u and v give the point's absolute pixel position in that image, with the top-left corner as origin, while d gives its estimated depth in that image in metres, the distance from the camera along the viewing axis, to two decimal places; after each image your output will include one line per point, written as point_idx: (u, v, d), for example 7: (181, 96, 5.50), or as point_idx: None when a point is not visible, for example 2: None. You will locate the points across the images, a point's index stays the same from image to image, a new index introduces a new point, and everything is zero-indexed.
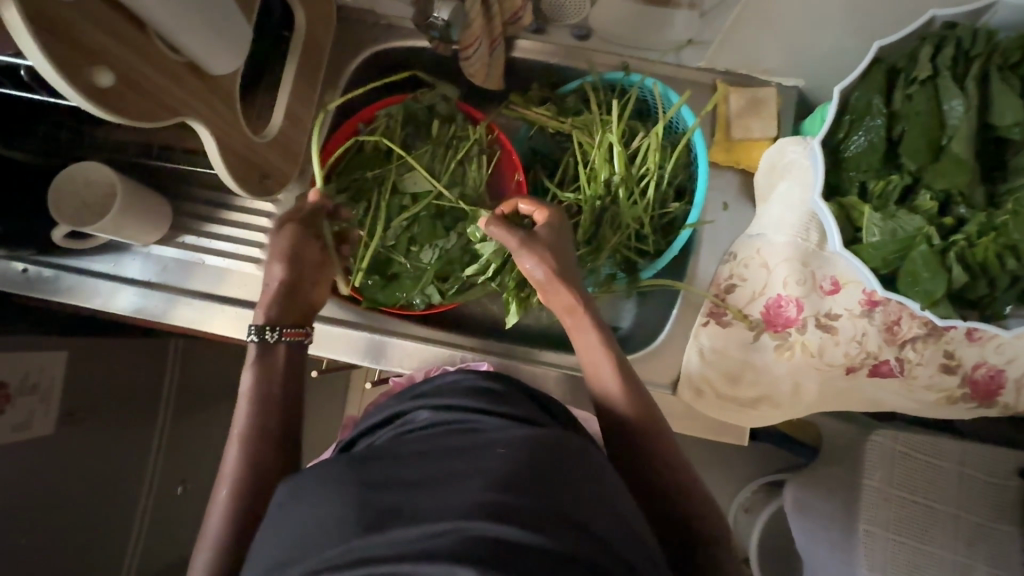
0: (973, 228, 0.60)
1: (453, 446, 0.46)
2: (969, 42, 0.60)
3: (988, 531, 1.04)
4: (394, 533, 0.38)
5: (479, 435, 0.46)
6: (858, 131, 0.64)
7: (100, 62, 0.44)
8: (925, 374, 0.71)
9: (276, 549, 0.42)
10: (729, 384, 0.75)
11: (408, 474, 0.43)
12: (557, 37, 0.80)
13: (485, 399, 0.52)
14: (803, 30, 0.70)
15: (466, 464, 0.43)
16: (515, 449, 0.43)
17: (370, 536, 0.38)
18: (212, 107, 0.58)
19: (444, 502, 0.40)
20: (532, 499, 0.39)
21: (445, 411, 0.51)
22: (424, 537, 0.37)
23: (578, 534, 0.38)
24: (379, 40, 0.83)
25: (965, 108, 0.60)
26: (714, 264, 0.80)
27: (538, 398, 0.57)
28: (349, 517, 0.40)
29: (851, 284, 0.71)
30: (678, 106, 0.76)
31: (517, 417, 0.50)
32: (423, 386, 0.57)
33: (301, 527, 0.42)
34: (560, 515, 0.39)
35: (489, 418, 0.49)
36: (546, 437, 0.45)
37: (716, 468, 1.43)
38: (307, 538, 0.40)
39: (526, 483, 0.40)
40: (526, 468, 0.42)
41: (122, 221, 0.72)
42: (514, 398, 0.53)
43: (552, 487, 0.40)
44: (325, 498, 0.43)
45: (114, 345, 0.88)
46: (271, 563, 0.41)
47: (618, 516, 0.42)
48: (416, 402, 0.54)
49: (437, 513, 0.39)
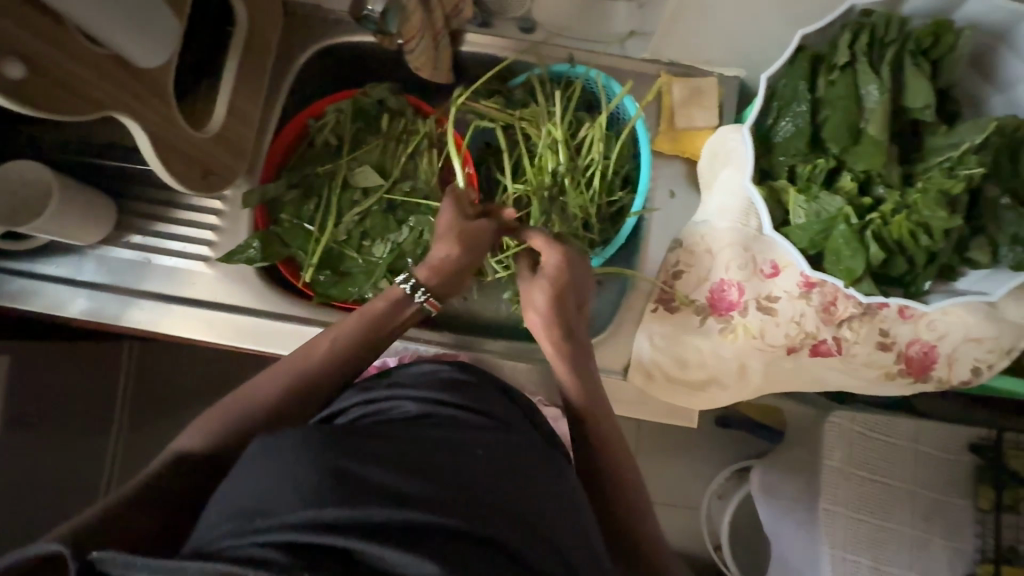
0: (887, 207, 0.62)
1: (435, 435, 0.47)
2: (883, 28, 0.63)
3: (939, 503, 1.09)
4: (372, 511, 0.39)
5: (460, 430, 0.49)
6: (785, 117, 0.66)
7: (11, 53, 0.43)
8: (863, 352, 0.74)
9: (237, 503, 0.42)
10: (677, 367, 0.77)
11: (391, 453, 0.43)
12: (504, 30, 0.83)
13: (466, 396, 0.54)
14: (737, 19, 0.72)
15: (449, 458, 0.44)
16: (493, 452, 0.46)
17: (344, 509, 0.39)
18: (143, 100, 0.57)
19: (424, 489, 0.41)
20: (504, 500, 0.42)
21: (427, 403, 0.53)
22: (399, 522, 0.39)
23: (535, 538, 0.41)
24: (325, 34, 0.83)
25: (881, 92, 0.62)
26: (663, 251, 0.81)
27: (506, 390, 0.58)
28: (321, 484, 0.40)
29: (789, 268, 0.73)
30: (620, 96, 0.78)
31: (496, 418, 0.52)
32: (403, 371, 0.58)
33: (266, 483, 0.41)
34: (524, 519, 0.42)
35: (467, 415, 0.51)
36: (523, 446, 0.49)
37: (686, 455, 1.45)
38: (275, 492, 0.40)
39: (498, 484, 0.43)
40: (501, 473, 0.45)
41: (59, 219, 0.71)
42: (492, 394, 0.55)
43: (522, 493, 0.44)
44: (298, 457, 0.42)
45: (62, 348, 0.86)
46: (230, 514, 0.41)
47: (575, 521, 0.45)
48: (394, 389, 0.54)
49: (413, 500, 0.40)
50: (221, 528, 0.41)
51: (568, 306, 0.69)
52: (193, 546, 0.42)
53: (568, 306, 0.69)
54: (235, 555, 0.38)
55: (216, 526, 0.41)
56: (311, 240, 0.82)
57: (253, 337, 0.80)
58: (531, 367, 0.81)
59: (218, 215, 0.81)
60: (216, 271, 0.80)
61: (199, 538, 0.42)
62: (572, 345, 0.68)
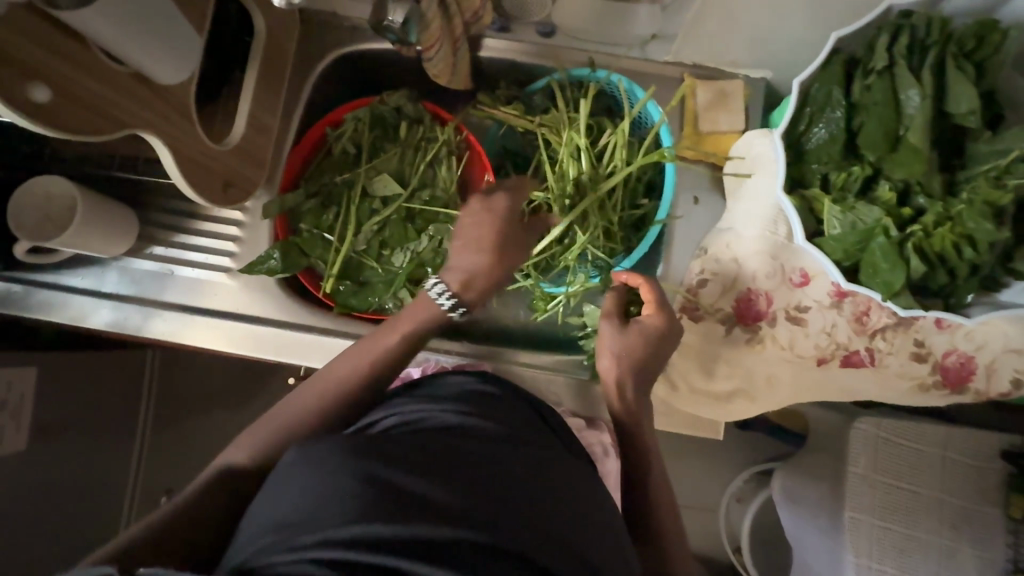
0: (930, 218, 0.60)
1: (472, 445, 0.46)
2: (923, 31, 0.60)
3: (970, 513, 1.06)
4: (421, 527, 0.38)
5: (493, 441, 0.47)
6: (817, 124, 0.64)
7: (37, 78, 0.43)
8: (896, 363, 0.71)
9: (275, 518, 0.40)
10: (702, 377, 0.76)
11: (430, 463, 0.43)
12: (523, 35, 0.80)
13: (507, 414, 0.52)
14: (766, 21, 0.69)
15: (485, 467, 0.44)
16: (528, 467, 0.46)
17: (387, 522, 0.38)
18: (165, 117, 0.57)
19: (462, 503, 0.40)
20: (540, 517, 0.42)
21: (471, 416, 0.50)
22: (441, 537, 0.38)
23: (573, 558, 0.41)
24: (343, 42, 0.82)
25: (921, 97, 0.60)
26: (687, 258, 0.79)
27: (534, 402, 0.58)
28: (362, 496, 0.39)
29: (820, 277, 0.70)
30: (643, 101, 0.76)
31: (524, 429, 0.52)
32: (431, 383, 0.55)
33: (305, 494, 0.41)
34: (563, 540, 0.42)
35: (505, 429, 0.50)
36: (560, 462, 0.49)
37: (705, 459, 1.44)
38: (321, 505, 0.39)
39: (535, 501, 0.43)
40: (536, 486, 0.44)
41: (85, 234, 0.71)
42: (519, 407, 0.54)
43: (557, 507, 0.44)
44: (337, 467, 0.41)
45: (88, 358, 0.87)
46: (267, 528, 0.40)
47: (609, 538, 0.45)
48: (435, 402, 0.51)
49: (455, 514, 0.40)
50: (257, 544, 0.39)
51: (652, 358, 0.68)
52: (228, 562, 0.40)
53: (652, 360, 0.68)
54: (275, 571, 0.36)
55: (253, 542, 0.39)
56: (330, 250, 0.82)
57: (274, 348, 0.80)
58: (552, 376, 0.81)
59: (239, 226, 0.81)
60: (238, 282, 0.80)
61: (234, 555, 0.40)
62: (638, 383, 0.67)
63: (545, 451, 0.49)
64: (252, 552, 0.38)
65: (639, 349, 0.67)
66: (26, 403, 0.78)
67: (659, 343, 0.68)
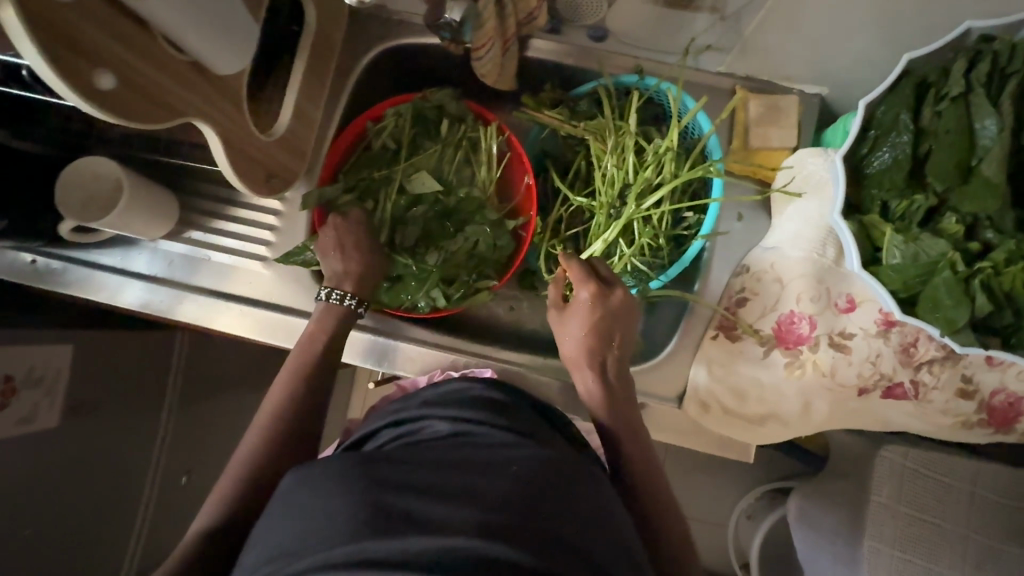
0: (1000, 256, 0.58)
1: (468, 457, 0.45)
2: (1006, 58, 0.59)
3: (998, 554, 0.98)
4: (407, 541, 0.38)
5: (491, 450, 0.46)
6: (882, 147, 0.63)
7: (105, 65, 0.43)
8: (941, 399, 0.69)
9: (277, 545, 0.41)
10: (735, 400, 0.74)
11: (423, 480, 0.43)
12: (572, 37, 0.79)
13: (501, 414, 0.51)
14: (829, 37, 0.67)
15: (479, 478, 0.43)
16: (528, 472, 0.43)
17: (379, 540, 0.38)
18: (218, 106, 0.56)
19: (455, 515, 0.39)
20: (539, 524, 0.39)
21: (460, 422, 0.50)
22: (431, 550, 0.37)
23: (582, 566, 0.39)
24: (390, 35, 0.82)
25: (999, 128, 0.59)
26: (726, 274, 0.78)
27: (541, 408, 0.58)
28: (356, 518, 0.40)
29: (867, 303, 0.69)
30: (694, 112, 0.73)
31: (528, 433, 0.50)
32: (431, 391, 0.56)
33: (301, 518, 0.42)
34: (569, 546, 0.39)
35: (500, 432, 0.49)
36: (557, 461, 0.46)
37: (718, 473, 1.41)
38: (313, 532, 0.40)
39: (533, 508, 0.40)
40: (536, 491, 0.42)
41: (127, 216, 0.72)
42: (522, 414, 0.53)
43: (558, 512, 0.41)
44: (332, 490, 0.42)
45: (117, 337, 0.88)
46: (269, 555, 0.41)
47: (620, 546, 0.42)
48: (426, 409, 0.53)
49: (447, 525, 0.39)
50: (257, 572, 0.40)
51: (609, 349, 0.68)
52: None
53: (613, 353, 0.68)
54: None
55: (258, 569, 0.41)
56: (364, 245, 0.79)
57: None
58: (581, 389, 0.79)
59: (276, 215, 0.81)
60: (272, 271, 0.80)
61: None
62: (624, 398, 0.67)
63: (546, 452, 0.46)
64: None
65: (595, 324, 0.67)
66: (61, 379, 0.79)
67: (616, 320, 0.68)
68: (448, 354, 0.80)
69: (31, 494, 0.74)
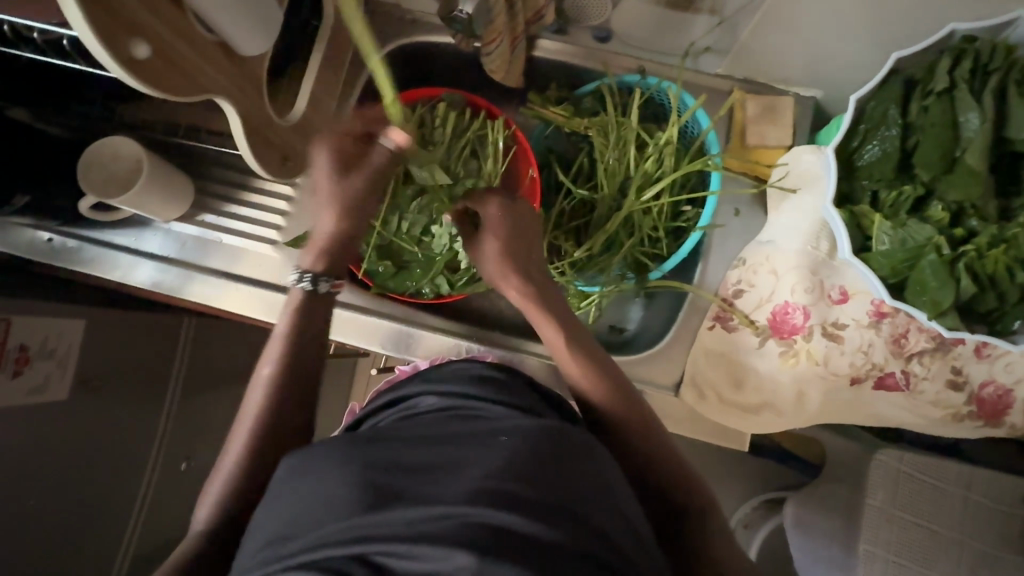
0: (984, 239, 0.62)
1: (459, 430, 0.46)
2: (987, 56, 0.62)
3: (992, 558, 0.99)
4: (399, 514, 0.38)
5: (482, 423, 0.47)
6: (872, 140, 0.66)
7: (141, 36, 0.46)
8: (931, 390, 0.70)
9: (274, 528, 0.42)
10: (732, 388, 0.76)
11: (415, 456, 0.44)
12: (577, 38, 0.82)
13: (493, 388, 0.52)
14: (822, 40, 0.70)
15: (471, 451, 0.43)
16: (519, 440, 0.43)
17: (372, 515, 0.39)
18: (242, 88, 0.60)
19: (446, 487, 0.40)
20: (532, 489, 0.39)
21: (450, 397, 0.51)
22: (426, 520, 0.38)
23: (582, 530, 0.38)
24: (403, 33, 0.85)
25: (981, 121, 0.62)
26: (723, 266, 0.80)
27: (541, 390, 0.56)
28: (349, 497, 0.41)
29: (859, 295, 0.70)
30: (693, 110, 0.76)
31: (522, 406, 0.50)
32: (427, 370, 0.57)
33: (296, 503, 0.43)
34: (566, 510, 0.39)
35: (493, 407, 0.49)
36: (551, 428, 0.45)
37: (716, 481, 1.40)
38: (308, 514, 0.41)
39: (526, 473, 0.41)
40: (528, 457, 0.42)
41: (144, 195, 0.74)
42: (517, 388, 0.53)
43: (552, 477, 0.41)
44: (325, 474, 0.43)
45: (127, 319, 0.90)
46: (266, 540, 0.42)
47: (617, 508, 0.42)
48: (420, 388, 0.54)
49: (441, 496, 0.39)
50: (256, 557, 0.41)
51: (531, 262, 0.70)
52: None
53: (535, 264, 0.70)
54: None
55: (256, 553, 0.41)
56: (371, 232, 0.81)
57: None
58: None
59: (288, 201, 0.83)
60: (282, 254, 0.82)
61: (241, 568, 0.41)
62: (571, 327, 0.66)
63: (537, 419, 0.46)
64: (255, 563, 0.40)
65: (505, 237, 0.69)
66: (73, 353, 0.81)
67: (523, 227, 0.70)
68: (452, 339, 0.82)
69: (36, 465, 0.75)
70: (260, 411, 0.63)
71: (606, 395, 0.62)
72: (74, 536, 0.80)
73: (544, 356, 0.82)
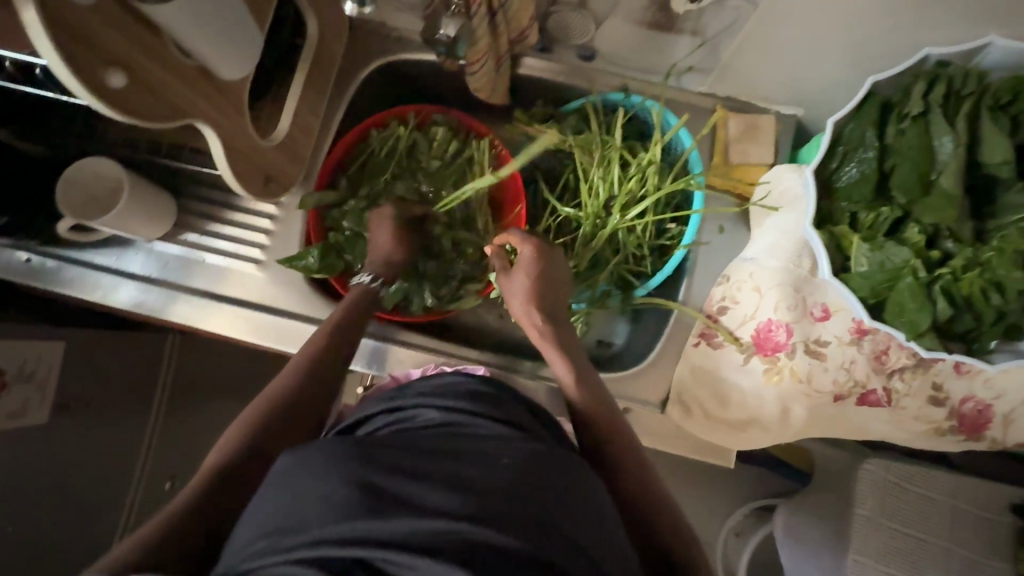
0: (959, 263, 0.63)
1: (460, 446, 0.45)
2: (960, 81, 0.63)
3: (976, 565, 1.00)
4: (400, 523, 0.38)
5: (483, 439, 0.46)
6: (850, 162, 0.67)
7: (117, 64, 0.46)
8: (913, 405, 0.71)
9: (265, 525, 0.41)
10: (717, 404, 0.76)
11: (416, 464, 0.43)
12: (562, 56, 0.83)
13: (493, 405, 0.52)
14: (803, 60, 0.71)
15: (471, 465, 0.43)
16: (519, 462, 0.43)
17: (373, 521, 0.39)
18: (221, 110, 0.59)
19: (445, 500, 0.40)
20: (528, 509, 0.40)
21: (447, 410, 0.51)
22: (424, 533, 0.38)
23: (572, 555, 0.39)
24: (388, 51, 0.85)
25: (955, 145, 0.63)
26: (708, 285, 0.80)
27: (534, 409, 0.56)
28: (349, 499, 0.40)
29: (840, 312, 0.71)
30: (677, 128, 0.77)
31: (520, 426, 0.51)
32: (426, 380, 0.56)
33: (292, 498, 0.41)
34: (560, 533, 0.40)
35: (490, 424, 0.49)
36: (549, 453, 0.45)
37: (705, 491, 1.40)
38: (306, 510, 0.40)
39: (524, 495, 0.41)
40: (527, 480, 0.42)
41: (126, 216, 0.73)
42: (516, 405, 0.53)
43: (550, 502, 0.41)
44: (325, 471, 0.42)
45: (107, 339, 0.88)
46: (260, 531, 0.41)
47: (609, 538, 0.43)
48: (419, 397, 0.53)
49: (440, 508, 0.39)
50: (249, 548, 0.40)
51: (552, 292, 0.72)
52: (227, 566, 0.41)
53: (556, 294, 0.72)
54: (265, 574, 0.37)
55: (246, 548, 0.40)
56: (361, 247, 0.81)
57: (294, 341, 0.81)
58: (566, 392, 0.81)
59: (272, 219, 0.83)
60: (267, 273, 0.82)
61: (231, 560, 0.41)
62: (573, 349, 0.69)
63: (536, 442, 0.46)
64: (245, 558, 0.39)
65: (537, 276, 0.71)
66: (51, 375, 0.79)
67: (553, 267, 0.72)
68: (439, 355, 0.81)
69: (15, 490, 0.73)
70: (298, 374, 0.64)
71: (589, 400, 0.65)
72: (53, 563, 0.77)
73: (530, 374, 0.82)
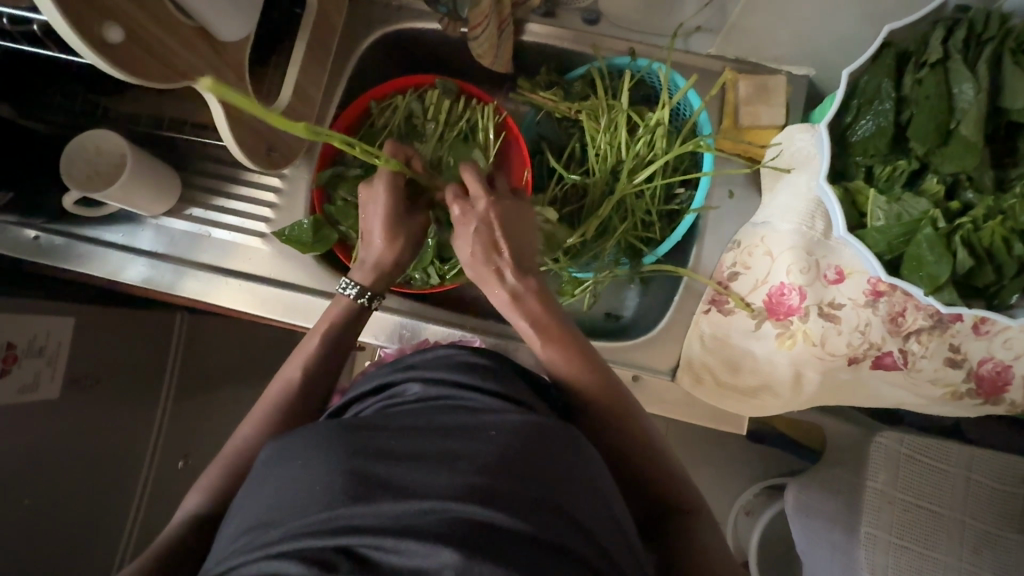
0: (980, 211, 0.63)
1: (445, 421, 0.44)
2: (981, 25, 0.61)
3: (992, 537, 0.99)
4: (383, 508, 0.37)
5: (469, 414, 0.45)
6: (865, 115, 0.66)
7: (115, 19, 0.45)
8: (929, 367, 0.69)
9: (256, 513, 0.41)
10: (729, 371, 0.75)
11: (401, 446, 0.42)
12: (567, 21, 0.81)
13: (481, 373, 0.49)
14: (815, 16, 0.69)
15: (461, 444, 0.42)
16: (507, 435, 0.42)
17: (358, 506, 0.38)
18: (222, 75, 0.59)
19: (432, 480, 0.39)
20: (519, 486, 0.38)
21: (435, 385, 0.49)
22: (411, 515, 0.37)
23: (566, 523, 0.38)
24: (390, 20, 0.84)
25: (976, 91, 0.61)
26: (717, 251, 0.79)
27: (529, 377, 0.54)
28: (333, 487, 0.39)
29: (855, 274, 0.69)
30: (686, 89, 0.75)
31: (515, 396, 0.48)
32: (413, 355, 0.54)
33: (279, 489, 0.41)
34: (552, 506, 0.38)
35: (482, 396, 0.47)
36: (540, 424, 0.43)
37: (716, 469, 1.39)
38: (290, 502, 0.39)
39: (514, 469, 0.39)
40: (516, 453, 0.41)
41: (131, 189, 0.73)
42: (508, 375, 0.50)
43: (540, 474, 0.40)
44: (307, 461, 0.42)
45: (117, 316, 0.89)
46: (246, 525, 0.41)
47: (603, 507, 0.42)
48: (407, 372, 0.51)
49: (428, 490, 0.38)
50: (237, 541, 0.40)
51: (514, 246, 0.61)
52: (216, 558, 0.41)
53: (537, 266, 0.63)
54: (249, 568, 0.37)
55: (236, 539, 0.40)
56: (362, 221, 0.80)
57: (301, 314, 0.81)
58: None
59: (276, 192, 0.82)
60: (272, 247, 0.81)
61: (219, 555, 0.40)
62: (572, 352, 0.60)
63: (527, 414, 0.44)
64: (231, 552, 0.39)
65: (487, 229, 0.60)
66: (62, 351, 0.80)
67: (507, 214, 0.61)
68: (442, 327, 0.81)
69: (27, 462, 0.74)
70: (278, 396, 0.64)
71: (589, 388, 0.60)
72: (66, 535, 0.78)
73: None
